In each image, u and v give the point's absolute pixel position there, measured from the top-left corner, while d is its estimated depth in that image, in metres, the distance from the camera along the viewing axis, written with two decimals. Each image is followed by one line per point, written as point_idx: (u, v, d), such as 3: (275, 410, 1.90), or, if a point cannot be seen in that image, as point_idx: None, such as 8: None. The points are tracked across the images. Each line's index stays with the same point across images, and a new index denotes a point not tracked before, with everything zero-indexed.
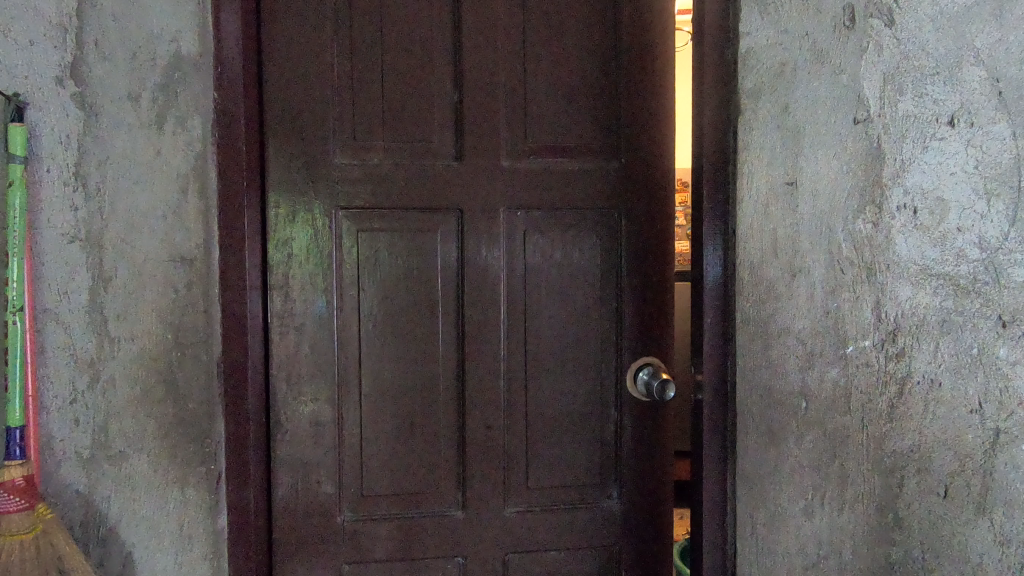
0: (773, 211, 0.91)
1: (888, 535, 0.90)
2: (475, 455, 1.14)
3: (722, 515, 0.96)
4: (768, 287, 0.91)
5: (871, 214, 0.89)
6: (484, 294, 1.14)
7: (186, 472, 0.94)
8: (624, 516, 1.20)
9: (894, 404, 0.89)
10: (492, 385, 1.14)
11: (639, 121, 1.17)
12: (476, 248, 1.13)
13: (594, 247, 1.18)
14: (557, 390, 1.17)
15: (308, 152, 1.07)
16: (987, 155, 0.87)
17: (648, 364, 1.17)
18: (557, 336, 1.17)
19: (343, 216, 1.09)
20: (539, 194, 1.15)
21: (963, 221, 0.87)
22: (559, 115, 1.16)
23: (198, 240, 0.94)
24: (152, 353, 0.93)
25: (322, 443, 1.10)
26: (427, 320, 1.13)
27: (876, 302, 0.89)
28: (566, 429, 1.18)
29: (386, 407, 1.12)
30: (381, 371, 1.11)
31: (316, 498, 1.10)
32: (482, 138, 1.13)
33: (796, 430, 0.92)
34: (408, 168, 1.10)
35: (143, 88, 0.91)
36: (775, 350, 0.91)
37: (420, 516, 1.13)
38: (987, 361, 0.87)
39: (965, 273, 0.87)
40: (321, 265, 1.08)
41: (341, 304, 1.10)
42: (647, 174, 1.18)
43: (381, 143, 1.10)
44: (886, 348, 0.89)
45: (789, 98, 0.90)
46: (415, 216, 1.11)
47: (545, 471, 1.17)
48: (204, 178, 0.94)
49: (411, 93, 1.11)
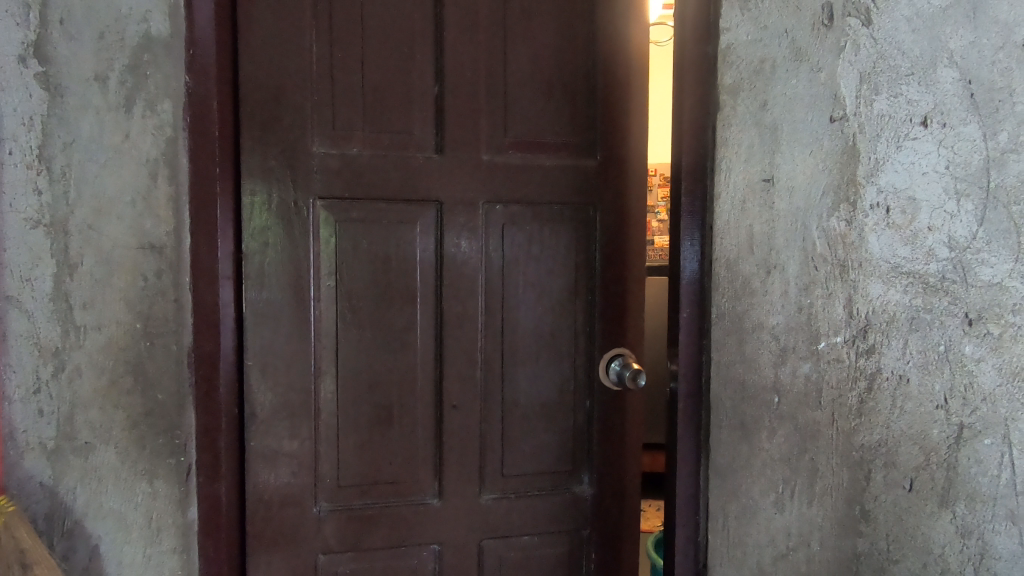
0: (750, 207, 0.92)
1: (856, 527, 0.92)
2: (453, 446, 1.14)
3: (695, 501, 0.99)
4: (743, 283, 0.93)
5: (845, 212, 0.90)
6: (463, 287, 1.13)
7: (155, 465, 0.93)
8: (598, 503, 1.21)
9: (863, 399, 0.90)
10: (470, 377, 1.14)
11: (618, 118, 1.18)
12: (455, 241, 1.12)
13: (572, 242, 1.18)
14: (534, 383, 1.18)
15: (285, 141, 1.05)
16: (957, 156, 0.86)
17: (620, 355, 1.19)
18: (534, 329, 1.17)
19: (322, 205, 1.07)
20: (519, 189, 1.15)
21: (934, 220, 0.87)
22: (540, 109, 1.15)
23: (169, 228, 0.92)
24: (120, 342, 0.90)
25: (297, 435, 1.08)
26: (406, 311, 1.12)
27: (848, 298, 0.90)
28: (542, 421, 1.18)
29: (362, 399, 1.11)
30: (358, 362, 1.10)
31: (291, 490, 1.08)
32: (463, 130, 1.11)
33: (768, 424, 0.93)
34: (386, 159, 1.09)
35: (111, 69, 0.88)
36: (748, 346, 0.93)
37: (397, 506, 1.13)
38: (953, 358, 0.88)
39: (934, 272, 0.88)
40: (297, 255, 1.06)
41: (318, 295, 1.08)
42: (623, 170, 1.19)
43: (361, 133, 1.08)
44: (856, 345, 0.90)
45: (767, 96, 0.91)
46: (396, 207, 1.10)
47: (521, 461, 1.18)
48: (176, 164, 0.92)
49: (391, 82, 1.09)
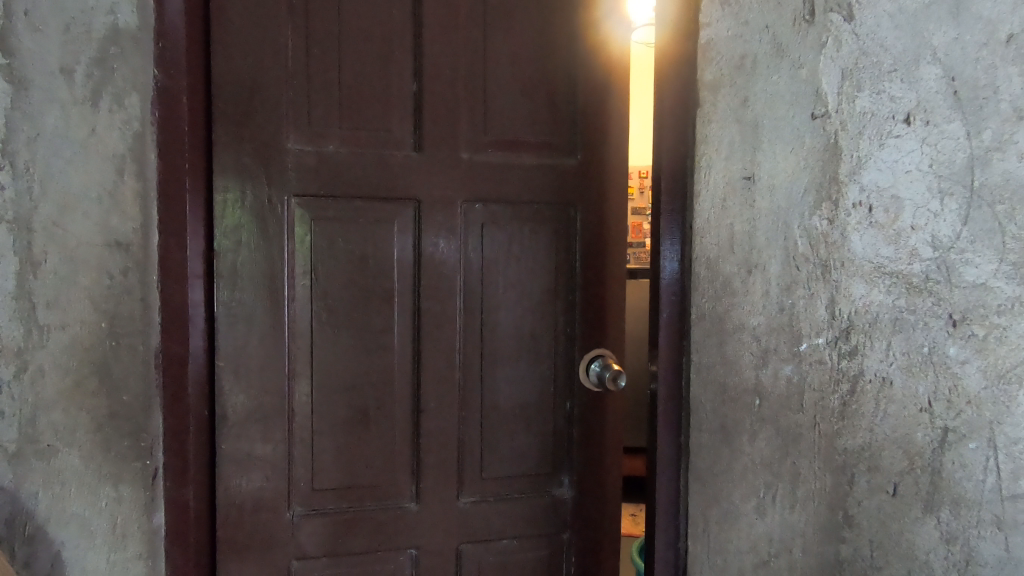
0: (730, 206, 0.91)
1: (839, 533, 0.89)
2: (431, 448, 1.12)
3: (675, 505, 0.98)
4: (723, 283, 0.92)
5: (827, 211, 0.88)
6: (442, 286, 1.11)
7: (121, 468, 0.90)
8: (578, 505, 1.19)
9: (846, 403, 0.88)
10: (448, 379, 1.12)
11: (599, 118, 1.17)
12: (433, 240, 1.10)
13: (552, 241, 1.16)
14: (513, 384, 1.15)
15: (260, 137, 1.02)
16: (940, 154, 0.82)
17: (601, 355, 1.17)
18: (514, 329, 1.15)
19: (297, 203, 1.05)
20: (499, 187, 1.13)
21: (917, 219, 0.84)
22: (520, 108, 1.14)
23: (136, 225, 0.90)
24: (84, 342, 0.88)
25: (271, 438, 1.05)
26: (383, 311, 1.09)
27: (830, 299, 0.88)
28: (523, 424, 1.16)
29: (338, 401, 1.08)
30: (334, 364, 1.08)
31: (263, 495, 1.05)
32: (441, 129, 1.10)
33: (750, 427, 0.91)
34: (363, 156, 1.07)
35: (77, 61, 0.86)
36: (729, 347, 0.91)
37: (374, 510, 1.10)
38: (937, 361, 0.83)
39: (918, 272, 0.84)
40: (271, 254, 1.04)
41: (292, 294, 1.05)
42: (603, 170, 1.18)
43: (338, 130, 1.06)
44: (838, 346, 0.88)
45: (749, 92, 0.90)
46: (374, 206, 1.08)
47: (500, 464, 1.16)
48: (144, 159, 0.90)
49: (369, 79, 1.07)
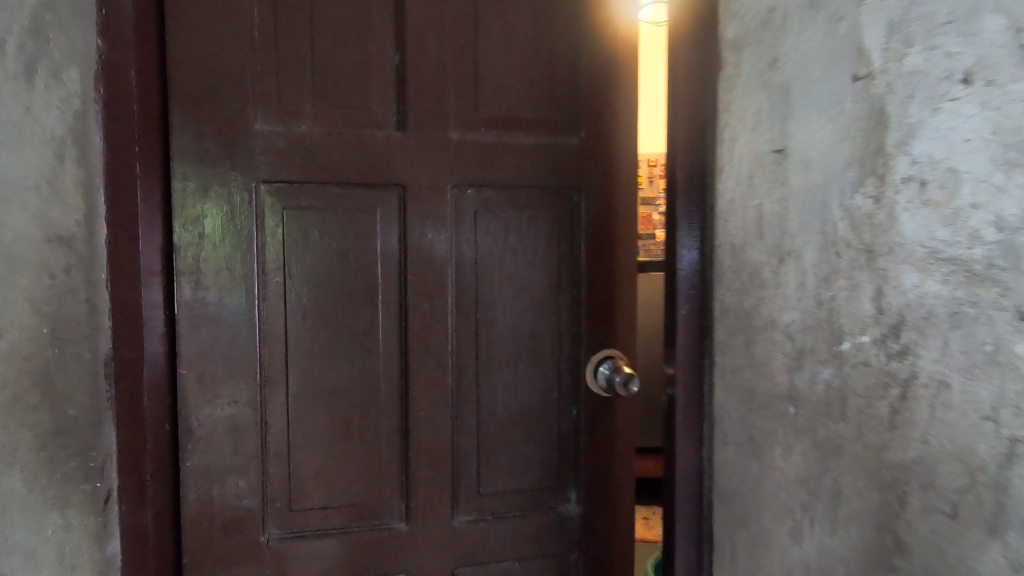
0: (758, 184, 0.80)
1: (887, 564, 0.63)
2: (421, 460, 1.01)
3: (698, 508, 0.92)
4: (751, 274, 0.81)
5: (873, 186, 0.64)
6: (430, 281, 1.00)
7: (70, 491, 0.78)
8: (587, 523, 1.08)
9: (896, 411, 0.62)
10: (439, 385, 1.01)
11: (605, 92, 1.05)
12: (420, 230, 0.99)
13: (553, 230, 1.04)
14: (511, 389, 1.04)
15: (223, 117, 0.91)
16: (1007, 120, 0.51)
17: (611, 356, 1.05)
18: (512, 328, 1.04)
19: (266, 190, 0.93)
20: (493, 171, 1.01)
21: (979, 195, 0.53)
22: (516, 81, 1.02)
23: (79, 216, 0.79)
24: (24, 351, 0.74)
25: (243, 452, 0.95)
26: (366, 310, 0.98)
27: (876, 291, 0.65)
28: (523, 433, 1.05)
29: (317, 411, 0.97)
30: (312, 369, 0.97)
31: (236, 515, 0.95)
32: (427, 106, 0.98)
33: (782, 439, 0.77)
34: (340, 138, 0.95)
35: (7, 30, 0.72)
36: (758, 347, 0.80)
37: (359, 530, 1.00)
38: (1005, 361, 0.51)
39: (980, 258, 0.53)
40: (238, 247, 0.93)
41: (264, 293, 0.94)
42: (609, 150, 1.06)
43: (311, 108, 0.95)
44: (886, 346, 0.63)
45: (777, 51, 0.76)
46: (352, 193, 0.97)
47: (498, 478, 1.04)
48: (85, 142, 0.80)
49: (346, 51, 0.96)
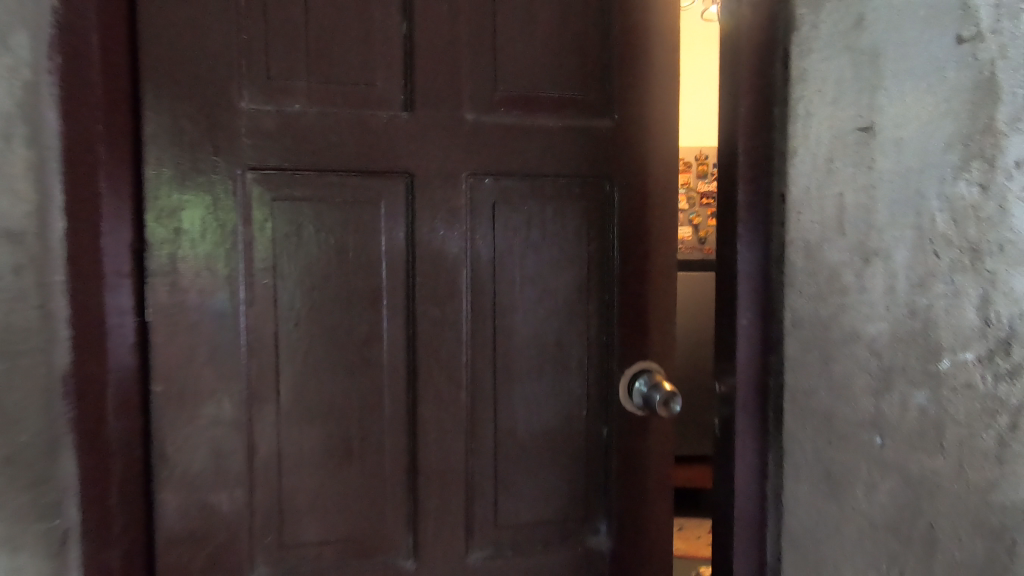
0: (838, 168, 0.64)
1: None
2: (431, 488, 0.88)
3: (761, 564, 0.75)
4: (828, 278, 0.65)
5: (982, 175, 0.52)
6: (442, 283, 0.87)
7: (19, 532, 0.62)
8: (618, 557, 0.95)
9: (1010, 438, 0.51)
10: (452, 402, 0.88)
11: (640, 68, 0.92)
12: (430, 225, 0.87)
13: (580, 225, 0.92)
14: (533, 406, 0.91)
15: (204, 94, 0.79)
16: None
17: (646, 370, 0.93)
18: (534, 337, 0.91)
19: (253, 178, 0.81)
20: (514, 157, 0.89)
21: None
22: (539, 55, 0.89)
23: (30, 208, 0.64)
24: None
25: (227, 480, 0.82)
26: (368, 316, 0.86)
27: (983, 298, 0.53)
28: (545, 457, 0.92)
29: (313, 432, 0.85)
30: (307, 384, 0.84)
31: (220, 553, 0.83)
32: (439, 82, 0.86)
33: (865, 475, 0.63)
34: (338, 118, 0.83)
35: None
36: (837, 367, 0.65)
37: (361, 568, 0.87)
38: None
39: None
40: (221, 243, 0.80)
41: (250, 297, 0.82)
42: (644, 134, 0.93)
43: (306, 84, 0.82)
44: (994, 363, 0.52)
45: (865, 6, 0.61)
46: (353, 182, 0.84)
47: (519, 507, 0.92)
48: (38, 120, 0.65)
49: (345, 17, 0.83)
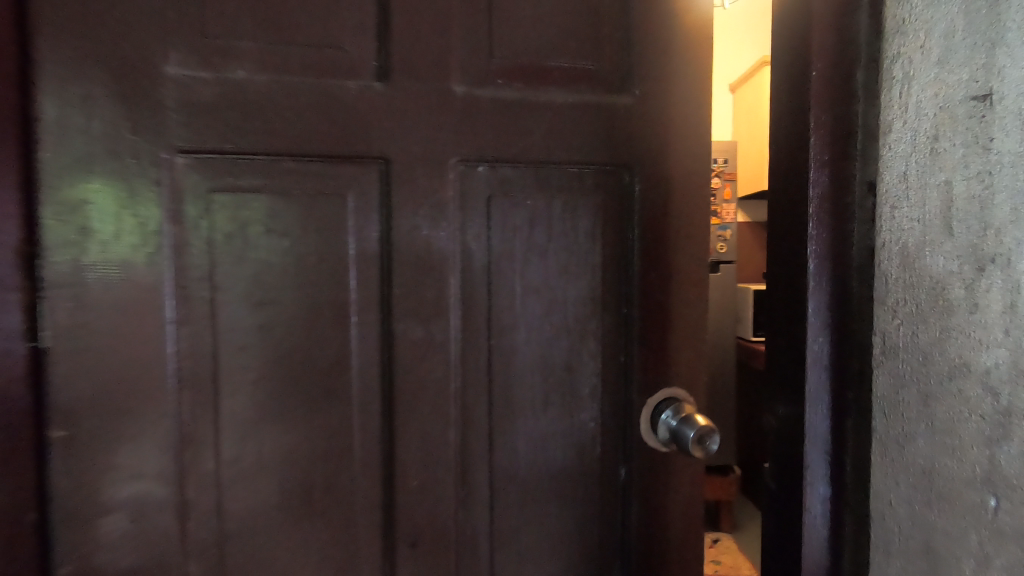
0: None
1: None
2: (413, 546, 0.72)
3: None
4: None
5: None
6: (427, 296, 0.71)
7: None
8: None
9: None
10: (439, 440, 0.72)
11: (665, 34, 0.77)
12: (412, 223, 0.70)
13: (594, 223, 0.76)
14: (538, 442, 0.76)
15: (118, 53, 0.61)
16: None
17: (671, 400, 0.78)
18: (539, 359, 0.75)
19: (185, 164, 0.64)
20: (515, 140, 0.73)
21: None
22: (545, 15, 0.73)
23: None
24: None
25: (153, 546, 0.65)
26: (334, 337, 0.69)
27: None
28: (552, 503, 0.77)
29: (265, 482, 0.68)
30: (257, 422, 0.67)
31: None
32: (423, 48, 0.70)
33: None
34: (295, 89, 0.66)
35: None
36: None
37: None
38: None
39: None
40: (142, 246, 0.63)
41: (182, 314, 0.65)
42: (670, 114, 0.78)
43: (253, 45, 0.65)
44: None
45: None
46: (314, 170, 0.67)
47: (520, 564, 0.76)
48: None
49: None
